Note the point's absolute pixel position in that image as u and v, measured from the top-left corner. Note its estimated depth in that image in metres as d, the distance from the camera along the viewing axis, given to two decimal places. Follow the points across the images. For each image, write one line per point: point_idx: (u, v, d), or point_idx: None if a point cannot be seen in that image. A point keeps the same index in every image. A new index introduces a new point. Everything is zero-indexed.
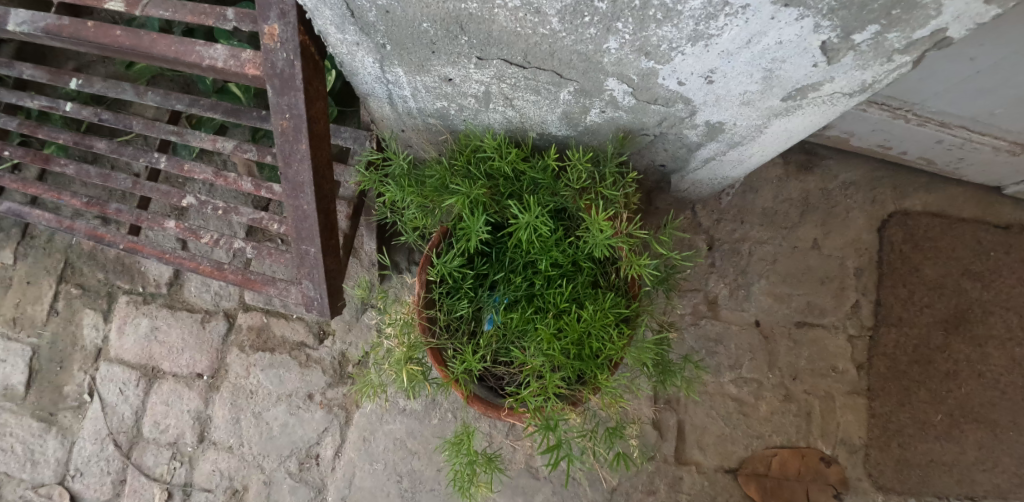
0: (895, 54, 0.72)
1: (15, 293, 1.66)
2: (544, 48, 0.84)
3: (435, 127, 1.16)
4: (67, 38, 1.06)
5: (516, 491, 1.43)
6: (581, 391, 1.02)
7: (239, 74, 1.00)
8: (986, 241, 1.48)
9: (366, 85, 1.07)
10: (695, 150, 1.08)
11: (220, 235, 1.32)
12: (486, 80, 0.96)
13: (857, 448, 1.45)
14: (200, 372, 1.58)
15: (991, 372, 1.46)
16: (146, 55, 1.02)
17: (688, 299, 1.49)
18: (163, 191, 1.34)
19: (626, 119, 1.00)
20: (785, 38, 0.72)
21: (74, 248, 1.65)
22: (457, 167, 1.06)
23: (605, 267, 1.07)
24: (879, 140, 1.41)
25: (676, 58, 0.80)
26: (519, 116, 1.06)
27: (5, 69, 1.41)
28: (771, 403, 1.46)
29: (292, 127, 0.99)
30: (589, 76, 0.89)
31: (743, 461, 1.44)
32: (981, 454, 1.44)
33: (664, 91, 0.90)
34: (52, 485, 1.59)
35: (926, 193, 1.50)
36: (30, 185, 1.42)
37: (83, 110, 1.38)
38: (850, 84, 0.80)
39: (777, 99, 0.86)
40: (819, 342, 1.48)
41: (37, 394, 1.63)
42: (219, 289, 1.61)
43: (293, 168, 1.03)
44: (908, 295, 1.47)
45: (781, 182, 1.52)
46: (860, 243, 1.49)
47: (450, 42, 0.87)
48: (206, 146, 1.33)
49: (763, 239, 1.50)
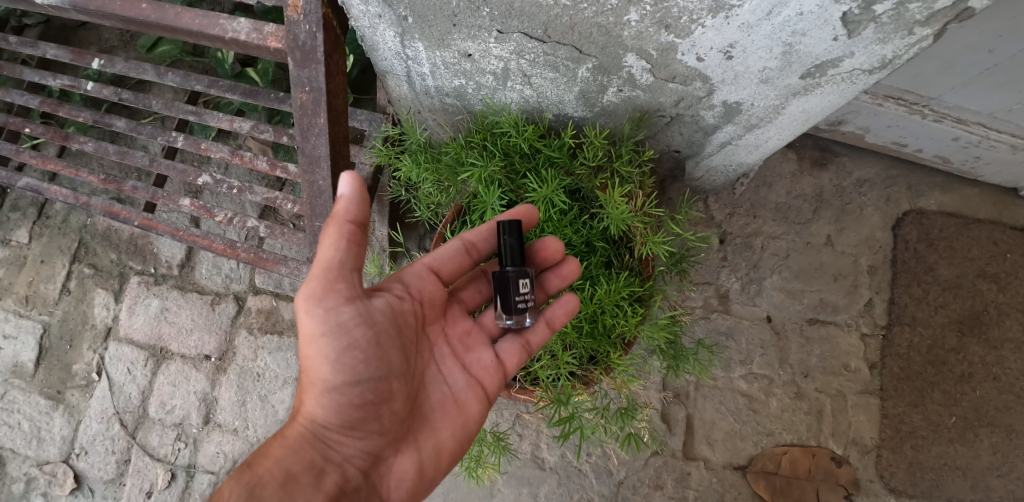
0: (917, 26, 0.72)
1: (29, 272, 1.68)
2: (565, 20, 0.85)
3: (452, 107, 1.17)
4: (92, 12, 1.05)
5: (522, 481, 1.43)
6: (593, 371, 1.02)
7: (262, 48, 1.01)
8: (1002, 241, 1.46)
9: (385, 62, 1.08)
10: (712, 133, 1.08)
11: (234, 214, 1.32)
12: (505, 56, 0.97)
13: (868, 449, 1.42)
14: (208, 354, 1.59)
15: (1007, 375, 1.42)
16: (171, 28, 1.02)
17: (700, 292, 1.48)
18: (179, 169, 1.35)
19: (643, 98, 1.01)
20: (806, 9, 0.72)
21: (88, 229, 1.66)
22: (473, 145, 1.06)
23: (619, 248, 1.07)
24: (894, 137, 1.40)
25: (696, 31, 0.81)
26: (536, 95, 1.07)
27: (30, 48, 1.43)
28: (782, 400, 1.44)
29: (311, 100, 0.99)
30: (608, 51, 0.90)
31: (752, 458, 1.42)
32: (996, 459, 1.40)
33: (682, 68, 0.90)
34: (57, 463, 1.59)
35: (941, 193, 1.49)
36: (49, 162, 1.43)
37: (103, 89, 1.40)
38: (870, 59, 0.80)
39: (796, 76, 0.86)
40: (831, 339, 1.46)
41: (46, 372, 1.63)
42: (230, 271, 1.62)
43: (311, 142, 1.03)
44: (922, 294, 1.45)
45: (794, 178, 1.51)
46: (874, 241, 1.48)
47: (471, 14, 0.88)
48: (224, 126, 1.34)
49: (776, 234, 1.49)
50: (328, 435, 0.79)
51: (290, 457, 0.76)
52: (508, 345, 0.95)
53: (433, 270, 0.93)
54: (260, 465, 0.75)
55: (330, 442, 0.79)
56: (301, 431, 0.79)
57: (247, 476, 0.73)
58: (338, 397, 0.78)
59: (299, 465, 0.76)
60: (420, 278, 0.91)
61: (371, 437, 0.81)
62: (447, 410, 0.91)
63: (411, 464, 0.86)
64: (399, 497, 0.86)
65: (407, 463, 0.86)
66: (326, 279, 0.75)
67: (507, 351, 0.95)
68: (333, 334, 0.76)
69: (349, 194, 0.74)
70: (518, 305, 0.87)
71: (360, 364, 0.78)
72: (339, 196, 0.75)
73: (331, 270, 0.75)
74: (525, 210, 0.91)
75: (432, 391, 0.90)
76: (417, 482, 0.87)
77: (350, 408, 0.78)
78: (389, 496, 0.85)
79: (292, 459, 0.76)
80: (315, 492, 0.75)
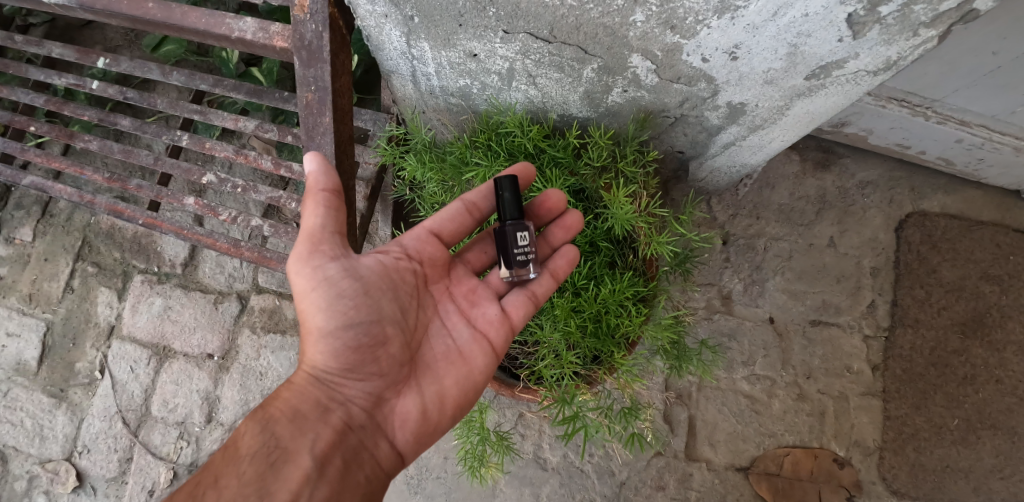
0: (921, 28, 0.72)
1: (33, 269, 1.68)
2: (571, 20, 0.85)
3: (457, 107, 1.18)
4: (99, 10, 1.05)
5: (524, 481, 1.43)
6: (597, 371, 1.02)
7: (269, 47, 1.01)
8: (1005, 244, 1.46)
9: (390, 61, 1.08)
10: (716, 134, 1.09)
11: (238, 213, 1.32)
12: (510, 56, 0.97)
13: (870, 451, 1.42)
14: (211, 352, 1.59)
15: (1010, 378, 1.41)
16: (177, 27, 1.02)
17: (702, 293, 1.49)
18: (184, 168, 1.35)
19: (648, 99, 1.01)
20: (812, 10, 0.72)
21: (92, 227, 1.67)
22: (478, 144, 1.07)
23: (623, 248, 1.07)
24: (897, 139, 1.40)
25: (701, 31, 0.81)
26: (541, 96, 1.07)
27: (36, 47, 1.44)
28: (784, 401, 1.45)
29: (316, 100, 0.99)
30: (613, 51, 0.90)
31: (755, 460, 1.42)
32: (998, 462, 1.39)
33: (687, 69, 0.90)
34: (59, 460, 1.59)
35: (944, 195, 1.50)
36: (54, 160, 1.43)
37: (109, 88, 1.40)
38: (874, 61, 0.80)
39: (800, 77, 0.86)
40: (833, 340, 1.46)
41: (49, 370, 1.64)
42: (233, 271, 1.62)
43: (315, 142, 1.02)
44: (925, 296, 1.45)
45: (797, 180, 1.52)
46: (877, 243, 1.48)
47: (478, 14, 0.88)
48: (229, 125, 1.34)
49: (778, 235, 1.50)
50: (330, 378, 0.83)
51: (297, 398, 0.81)
52: (514, 298, 0.95)
53: (434, 232, 0.95)
54: (273, 404, 0.81)
55: (334, 385, 0.83)
56: (306, 374, 0.83)
57: (260, 414, 0.80)
58: (334, 344, 0.81)
59: (305, 406, 0.81)
60: (420, 240, 0.94)
61: (372, 379, 0.84)
62: (449, 359, 0.92)
63: (416, 407, 0.88)
64: (406, 438, 0.88)
65: (412, 406, 0.88)
66: (309, 240, 0.79)
67: (513, 303, 0.95)
68: (322, 285, 0.79)
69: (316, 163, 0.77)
70: (518, 257, 0.88)
71: (350, 311, 0.81)
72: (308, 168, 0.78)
73: (313, 232, 0.78)
74: (520, 167, 0.93)
75: (433, 341, 0.92)
76: (424, 425, 0.89)
77: (346, 353, 0.82)
78: (398, 437, 0.87)
79: (299, 399, 0.81)
80: (319, 429, 0.80)
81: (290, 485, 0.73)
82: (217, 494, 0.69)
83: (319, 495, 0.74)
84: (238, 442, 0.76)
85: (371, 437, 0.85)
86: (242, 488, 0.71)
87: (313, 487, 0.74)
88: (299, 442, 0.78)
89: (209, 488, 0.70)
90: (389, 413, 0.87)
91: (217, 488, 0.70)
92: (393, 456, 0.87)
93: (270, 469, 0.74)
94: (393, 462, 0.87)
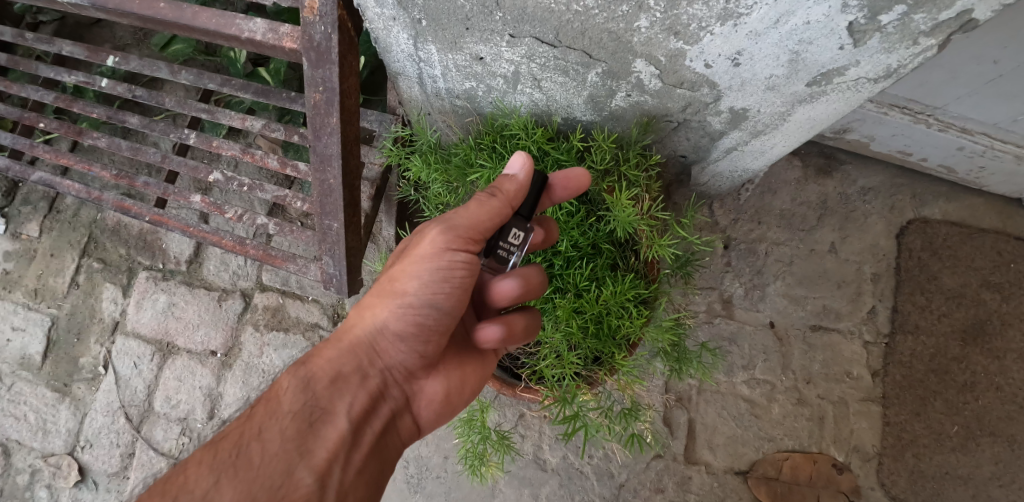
0: (921, 37, 0.73)
1: (38, 264, 1.69)
2: (576, 25, 0.86)
3: (462, 110, 1.19)
4: (111, 9, 1.06)
5: (523, 482, 1.44)
6: (598, 372, 1.03)
7: (278, 48, 1.02)
8: (1006, 251, 1.46)
9: (397, 63, 1.10)
10: (718, 139, 1.10)
11: (244, 211, 1.33)
12: (516, 60, 0.98)
13: (870, 456, 1.42)
14: (214, 350, 1.60)
15: (1010, 385, 1.42)
16: (187, 27, 1.04)
17: (703, 297, 1.50)
18: (191, 166, 1.36)
19: (650, 103, 1.02)
20: (813, 18, 0.73)
21: (98, 224, 1.68)
22: (482, 146, 1.08)
23: (625, 251, 1.08)
24: (899, 146, 1.41)
25: (704, 38, 0.82)
26: (545, 99, 1.08)
27: (46, 45, 1.44)
28: (784, 405, 1.45)
29: (324, 100, 1.00)
30: (618, 56, 0.91)
31: (754, 464, 1.42)
32: (998, 469, 1.39)
33: (690, 74, 0.91)
34: (62, 454, 1.60)
35: (946, 202, 1.50)
36: (63, 156, 1.44)
37: (118, 86, 1.41)
38: (875, 68, 0.81)
39: (801, 84, 0.87)
40: (834, 346, 1.47)
41: (54, 364, 1.65)
42: (237, 268, 1.63)
43: (322, 141, 1.04)
44: (926, 303, 1.46)
45: (799, 185, 1.52)
46: (878, 249, 1.49)
47: (484, 18, 0.89)
48: (236, 124, 1.34)
49: (780, 240, 1.50)
50: (376, 346, 0.83)
51: (341, 360, 0.82)
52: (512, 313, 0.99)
53: None
54: (314, 362, 0.81)
55: (378, 354, 0.83)
56: (351, 337, 0.83)
57: (303, 371, 0.80)
58: (392, 317, 0.80)
59: (348, 369, 0.81)
60: None
61: (417, 358, 0.85)
62: (470, 345, 0.96)
63: (442, 388, 0.91)
64: (425, 417, 0.91)
65: (438, 384, 0.91)
66: (468, 235, 0.78)
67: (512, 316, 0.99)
68: (430, 269, 0.77)
69: (521, 176, 0.81)
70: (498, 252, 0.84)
71: (440, 296, 0.79)
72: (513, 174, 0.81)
73: (477, 227, 0.78)
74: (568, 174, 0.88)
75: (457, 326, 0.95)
76: (444, 404, 0.92)
77: (404, 328, 0.81)
78: (420, 411, 0.90)
79: (343, 361, 0.82)
80: (358, 395, 0.81)
81: (330, 445, 0.74)
82: (261, 447, 0.71)
83: (353, 459, 0.77)
84: (282, 396, 0.76)
85: (398, 408, 0.87)
86: (285, 443, 0.72)
87: (349, 453, 0.76)
88: (339, 404, 0.79)
89: (253, 439, 0.72)
90: (417, 388, 0.89)
91: (261, 441, 0.71)
92: (410, 428, 0.91)
93: (312, 427, 0.75)
94: (410, 433, 0.91)
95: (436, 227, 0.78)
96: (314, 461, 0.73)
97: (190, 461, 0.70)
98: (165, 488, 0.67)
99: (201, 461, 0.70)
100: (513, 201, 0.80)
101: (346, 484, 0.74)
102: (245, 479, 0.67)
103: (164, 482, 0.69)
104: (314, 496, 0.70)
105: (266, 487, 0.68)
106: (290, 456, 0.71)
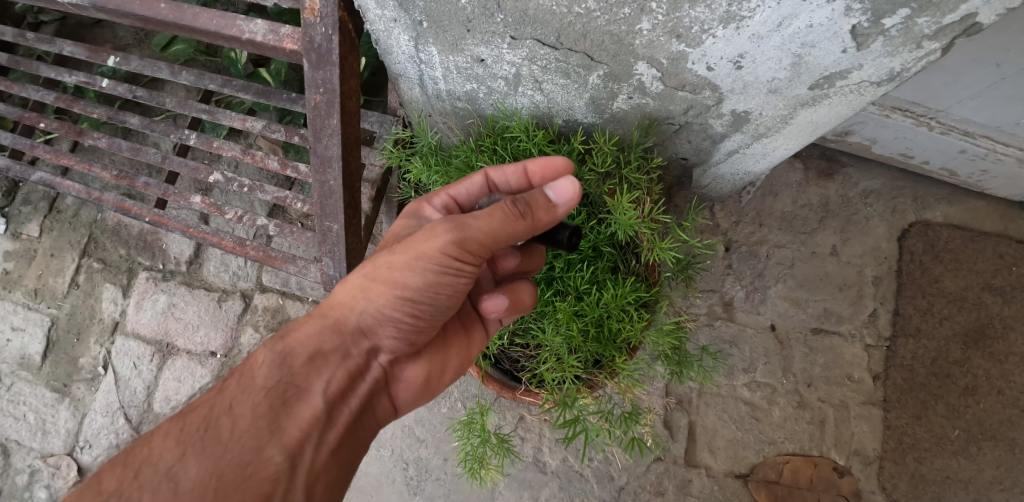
0: (925, 41, 0.73)
1: (39, 264, 1.69)
2: (578, 27, 0.86)
3: (463, 111, 1.19)
4: (111, 10, 1.06)
5: (523, 484, 1.44)
6: (598, 375, 1.03)
7: (279, 49, 1.02)
8: (1008, 255, 1.46)
9: (398, 65, 1.10)
10: (719, 142, 1.09)
11: (244, 212, 1.32)
12: (518, 62, 0.98)
13: (871, 460, 1.42)
14: (213, 350, 1.60)
15: (1012, 389, 1.41)
16: (188, 28, 1.03)
17: (704, 299, 1.49)
18: (191, 167, 1.36)
19: (652, 106, 1.02)
20: (816, 21, 0.73)
21: (99, 224, 1.68)
22: (483, 148, 1.08)
23: (626, 254, 1.08)
24: (901, 149, 1.41)
25: (706, 41, 0.82)
26: (547, 101, 1.08)
27: (47, 45, 1.44)
28: (784, 408, 1.45)
29: (325, 101, 1.00)
30: (620, 59, 0.91)
31: (754, 467, 1.42)
32: (999, 473, 1.39)
33: (692, 77, 0.91)
34: (61, 455, 1.60)
35: (948, 205, 1.50)
36: (63, 157, 1.44)
37: (118, 86, 1.41)
38: (878, 72, 0.80)
39: (804, 87, 0.87)
40: (835, 349, 1.47)
41: (53, 364, 1.65)
42: (237, 269, 1.63)
43: (323, 143, 1.04)
44: (927, 306, 1.45)
45: (800, 187, 1.52)
46: (880, 252, 1.49)
47: (486, 19, 0.89)
48: (237, 125, 1.34)
49: (781, 243, 1.50)
50: (361, 326, 0.79)
51: (321, 336, 0.78)
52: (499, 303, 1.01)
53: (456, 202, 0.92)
54: (294, 336, 0.78)
55: (363, 334, 0.80)
56: (334, 313, 0.79)
57: (280, 346, 0.77)
58: (380, 299, 0.76)
59: (329, 346, 0.78)
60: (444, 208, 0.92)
61: (400, 341, 0.82)
62: (455, 327, 0.94)
63: (422, 371, 0.89)
64: (403, 398, 0.89)
65: (419, 367, 0.89)
66: (479, 250, 0.72)
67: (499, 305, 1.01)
68: (429, 269, 0.73)
69: (560, 210, 0.72)
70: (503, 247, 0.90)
71: (441, 296, 0.76)
72: (553, 201, 0.72)
73: (489, 243, 0.72)
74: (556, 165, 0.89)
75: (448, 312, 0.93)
76: (424, 386, 0.90)
77: (392, 313, 0.77)
78: (398, 392, 0.88)
79: (323, 339, 0.78)
80: (337, 374, 0.78)
81: (303, 424, 0.73)
82: (231, 423, 0.70)
83: (326, 438, 0.75)
84: (256, 371, 0.75)
85: (377, 388, 0.85)
86: (256, 420, 0.71)
87: (322, 431, 0.75)
88: (315, 382, 0.77)
89: (223, 415, 0.71)
90: (397, 368, 0.87)
91: (231, 417, 0.71)
92: (388, 408, 0.88)
93: (285, 405, 0.74)
94: (387, 413, 0.89)
95: (447, 230, 0.71)
96: (285, 439, 0.72)
97: (156, 432, 0.71)
98: (128, 459, 0.68)
99: (169, 433, 0.70)
100: (538, 230, 0.72)
101: (317, 464, 0.74)
102: (212, 454, 0.68)
103: (129, 451, 0.70)
104: (282, 474, 0.70)
105: (233, 464, 0.68)
106: (260, 433, 0.71)
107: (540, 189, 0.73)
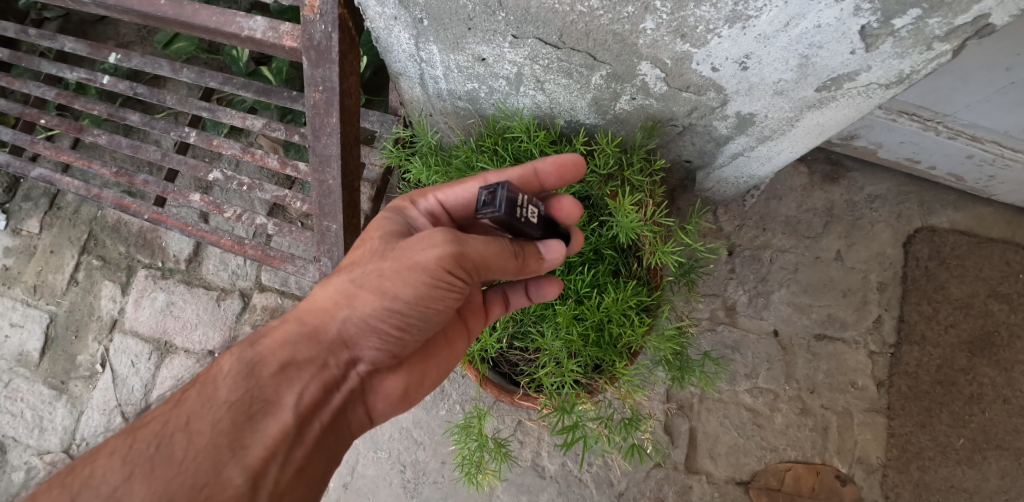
0: (935, 42, 0.71)
1: (38, 261, 1.69)
2: (580, 26, 0.84)
3: (464, 111, 1.17)
4: (111, 6, 1.05)
5: (521, 489, 1.42)
6: (598, 380, 1.01)
7: (278, 46, 1.01)
8: (1015, 262, 1.44)
9: (399, 63, 1.08)
10: (724, 144, 1.08)
11: (243, 211, 1.31)
12: (519, 61, 0.97)
13: (873, 468, 1.40)
14: (211, 349, 1.59)
15: (1018, 397, 1.39)
16: (187, 25, 1.02)
17: (707, 304, 1.48)
18: (191, 164, 1.35)
19: (656, 107, 1.01)
20: (824, 21, 0.71)
21: (98, 221, 1.67)
22: (483, 149, 1.07)
23: (627, 256, 1.07)
24: (907, 153, 1.39)
25: (711, 41, 0.80)
26: (548, 102, 1.07)
27: (49, 41, 1.43)
28: (787, 415, 1.43)
29: (324, 100, 0.99)
30: (623, 59, 0.90)
31: (755, 474, 1.40)
32: (1004, 483, 1.36)
33: (697, 78, 0.90)
34: (57, 452, 1.59)
35: (954, 211, 1.48)
36: (63, 153, 1.43)
37: (119, 83, 1.40)
38: (887, 74, 0.79)
39: (810, 89, 0.86)
40: (838, 355, 1.45)
41: (51, 361, 1.64)
42: (236, 268, 1.63)
43: (322, 142, 1.03)
44: (932, 313, 1.43)
45: (805, 192, 1.50)
46: (884, 257, 1.47)
47: (487, 18, 0.88)
48: (237, 123, 1.33)
49: (785, 247, 1.48)
50: (341, 336, 0.75)
51: (296, 345, 0.74)
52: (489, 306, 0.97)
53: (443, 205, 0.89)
54: (264, 344, 0.74)
55: (344, 344, 0.75)
56: (312, 320, 0.75)
57: (250, 354, 0.73)
58: (366, 308, 0.73)
59: (303, 356, 0.74)
60: (431, 211, 0.89)
61: (380, 353, 0.78)
62: (438, 338, 0.89)
63: (402, 384, 0.85)
64: (381, 411, 0.84)
65: (399, 379, 0.84)
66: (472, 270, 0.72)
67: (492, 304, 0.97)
68: (421, 281, 0.70)
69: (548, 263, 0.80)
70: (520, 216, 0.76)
71: (432, 311, 0.73)
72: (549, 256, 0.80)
73: (485, 258, 0.72)
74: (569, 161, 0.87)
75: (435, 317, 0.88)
76: (404, 398, 0.87)
77: (378, 324, 0.73)
78: (376, 404, 0.84)
79: (298, 348, 0.74)
80: (310, 387, 0.74)
81: (267, 441, 0.69)
82: (187, 440, 0.66)
83: (293, 456, 0.71)
84: (219, 381, 0.70)
85: (353, 401, 0.80)
86: (215, 437, 0.67)
87: (289, 448, 0.71)
88: (285, 394, 0.72)
89: (179, 431, 0.66)
90: (375, 380, 0.82)
91: (187, 433, 0.66)
92: (364, 421, 0.84)
93: (250, 420, 0.69)
94: (362, 425, 0.84)
95: (446, 242, 0.69)
96: (246, 459, 0.67)
97: (102, 449, 0.66)
98: (65, 480, 0.63)
99: (116, 450, 0.66)
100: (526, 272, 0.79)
101: (281, 483, 0.69)
102: (161, 477, 0.63)
103: (72, 467, 0.66)
104: (241, 497, 0.66)
105: (185, 486, 0.63)
106: (218, 452, 0.66)
107: (536, 241, 0.79)
